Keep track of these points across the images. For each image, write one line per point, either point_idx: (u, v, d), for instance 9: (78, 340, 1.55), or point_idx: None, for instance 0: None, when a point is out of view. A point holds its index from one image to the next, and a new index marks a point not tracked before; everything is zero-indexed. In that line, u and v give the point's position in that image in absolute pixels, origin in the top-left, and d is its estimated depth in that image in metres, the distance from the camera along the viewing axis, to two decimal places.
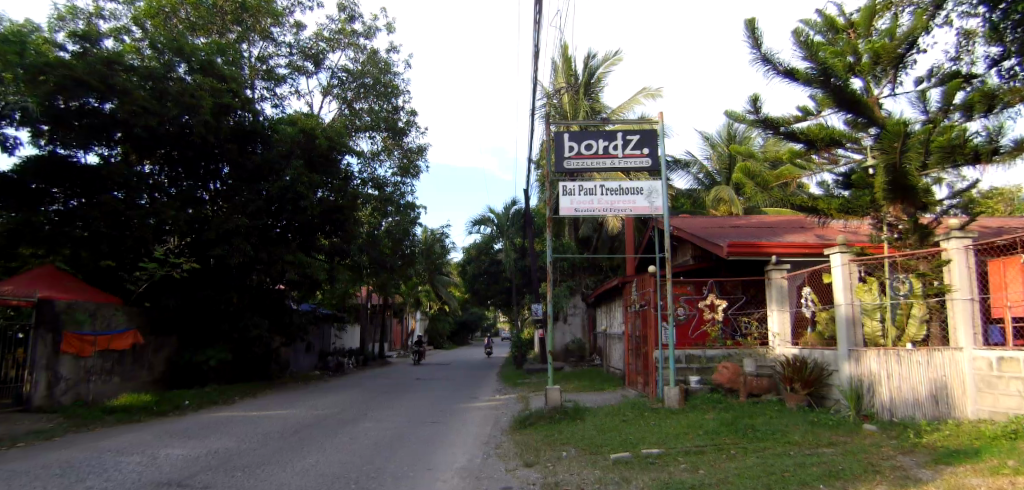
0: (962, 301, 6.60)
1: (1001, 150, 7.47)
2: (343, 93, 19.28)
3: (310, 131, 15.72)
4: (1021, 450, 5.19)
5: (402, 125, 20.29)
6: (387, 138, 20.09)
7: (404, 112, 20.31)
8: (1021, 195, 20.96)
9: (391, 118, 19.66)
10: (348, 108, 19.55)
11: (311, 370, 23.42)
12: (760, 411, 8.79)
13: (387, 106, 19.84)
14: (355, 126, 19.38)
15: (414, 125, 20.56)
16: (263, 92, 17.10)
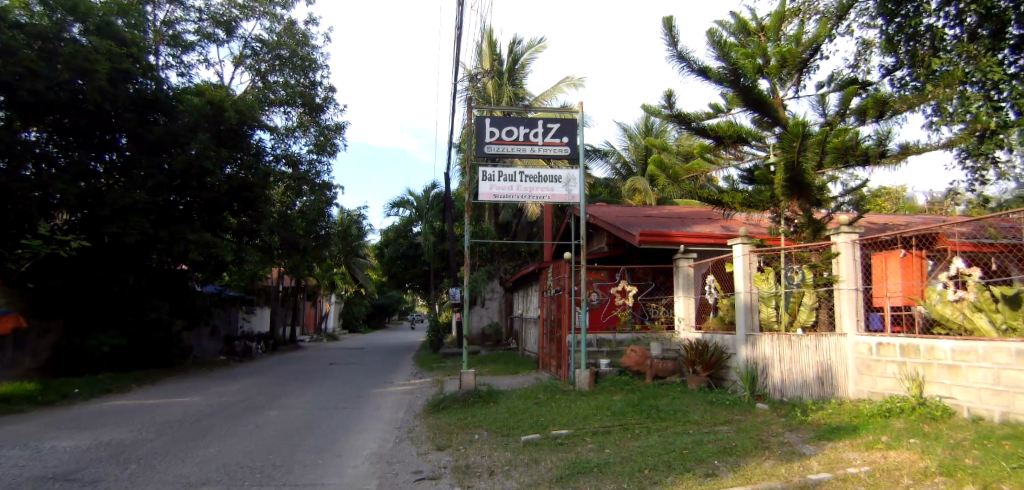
0: (848, 292, 7.24)
1: (888, 154, 8.37)
2: (256, 65, 18.16)
3: (218, 103, 14.54)
4: (894, 427, 5.76)
5: (319, 101, 19.32)
6: (302, 113, 19.08)
7: (321, 88, 19.33)
8: (903, 195, 23.15)
9: (307, 94, 18.66)
10: (260, 80, 18.38)
11: (216, 356, 22.01)
12: (663, 392, 9.22)
13: (304, 80, 18.81)
14: (268, 100, 18.21)
15: (332, 102, 19.62)
16: (167, 60, 15.67)
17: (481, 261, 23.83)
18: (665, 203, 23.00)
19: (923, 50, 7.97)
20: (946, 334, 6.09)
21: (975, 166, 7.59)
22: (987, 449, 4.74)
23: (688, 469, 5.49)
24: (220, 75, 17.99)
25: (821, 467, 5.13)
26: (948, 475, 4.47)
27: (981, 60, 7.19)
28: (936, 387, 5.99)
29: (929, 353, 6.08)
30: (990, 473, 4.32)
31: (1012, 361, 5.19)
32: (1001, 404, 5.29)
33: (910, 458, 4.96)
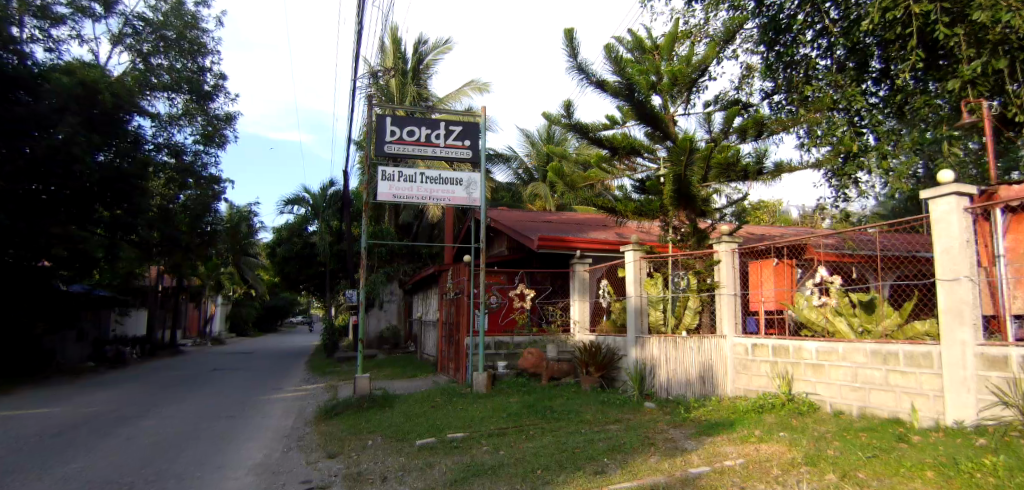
0: (728, 296, 7.77)
1: (765, 172, 9.16)
2: (137, 45, 16.49)
3: (92, 84, 13.03)
4: (766, 421, 6.24)
5: (208, 88, 17.88)
6: (188, 100, 17.53)
7: (211, 75, 17.88)
8: (778, 209, 25.40)
9: (195, 80, 17.19)
10: (142, 62, 16.66)
11: (85, 362, 19.56)
12: (557, 393, 9.41)
13: (192, 65, 17.33)
14: (150, 84, 16.41)
15: (223, 90, 18.22)
16: (32, 33, 13.77)
17: (380, 263, 23.15)
18: (565, 209, 23.61)
19: (798, 77, 8.72)
20: (811, 336, 6.73)
21: (838, 186, 8.42)
22: (844, 440, 5.27)
23: (579, 467, 5.64)
24: (94, 54, 16.16)
25: (701, 461, 5.46)
26: (811, 465, 4.92)
27: (846, 89, 7.91)
28: (803, 385, 6.59)
29: (798, 353, 6.68)
30: (847, 462, 4.81)
31: (868, 360, 5.83)
32: (858, 399, 5.92)
33: (779, 450, 5.41)
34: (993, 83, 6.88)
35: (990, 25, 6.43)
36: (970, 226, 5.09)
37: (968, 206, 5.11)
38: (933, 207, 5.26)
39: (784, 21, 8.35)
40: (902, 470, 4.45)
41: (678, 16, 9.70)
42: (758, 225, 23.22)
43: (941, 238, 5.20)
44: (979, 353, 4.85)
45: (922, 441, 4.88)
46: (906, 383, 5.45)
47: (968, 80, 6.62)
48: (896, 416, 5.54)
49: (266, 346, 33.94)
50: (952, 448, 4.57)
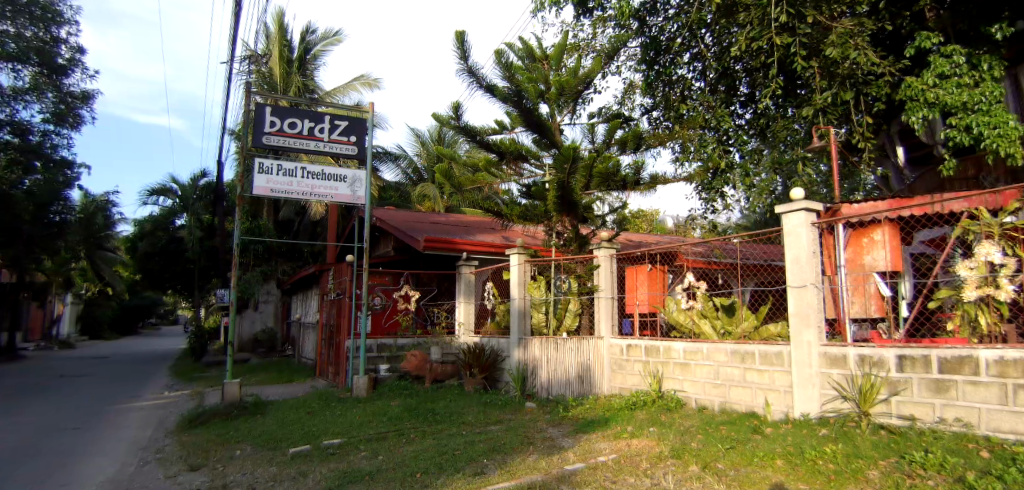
0: (605, 300, 8.05)
1: (642, 183, 9.76)
2: None
3: None
4: (637, 418, 6.60)
5: (62, 61, 15.75)
6: (37, 74, 15.25)
7: (66, 47, 15.78)
8: (655, 218, 27.09)
9: (47, 51, 15.01)
10: None
11: None
12: (439, 396, 9.30)
13: (43, 34, 15.09)
14: None
15: (79, 65, 16.14)
16: None
17: (255, 261, 21.63)
18: (454, 210, 23.54)
19: (674, 96, 9.32)
20: (679, 337, 7.22)
21: (706, 198, 9.12)
22: (706, 433, 5.71)
23: (458, 469, 5.62)
24: None
25: (576, 457, 5.66)
26: (677, 457, 5.27)
27: (715, 110, 8.57)
28: (671, 383, 7.04)
29: (667, 353, 7.14)
30: (708, 454, 5.21)
31: (728, 359, 6.37)
32: (719, 395, 6.44)
33: (647, 444, 5.75)
34: (839, 114, 7.73)
35: (840, 61, 7.19)
36: (816, 238, 5.73)
37: (814, 221, 5.73)
38: (786, 220, 5.84)
39: (664, 43, 8.90)
40: (755, 459, 4.92)
41: (567, 28, 9.97)
42: (635, 232, 24.67)
43: (792, 248, 5.80)
44: (822, 352, 5.50)
45: (773, 432, 5.41)
46: (761, 380, 6.01)
47: (820, 108, 7.40)
48: (752, 410, 6.09)
49: (129, 349, 31.38)
50: (798, 438, 5.13)
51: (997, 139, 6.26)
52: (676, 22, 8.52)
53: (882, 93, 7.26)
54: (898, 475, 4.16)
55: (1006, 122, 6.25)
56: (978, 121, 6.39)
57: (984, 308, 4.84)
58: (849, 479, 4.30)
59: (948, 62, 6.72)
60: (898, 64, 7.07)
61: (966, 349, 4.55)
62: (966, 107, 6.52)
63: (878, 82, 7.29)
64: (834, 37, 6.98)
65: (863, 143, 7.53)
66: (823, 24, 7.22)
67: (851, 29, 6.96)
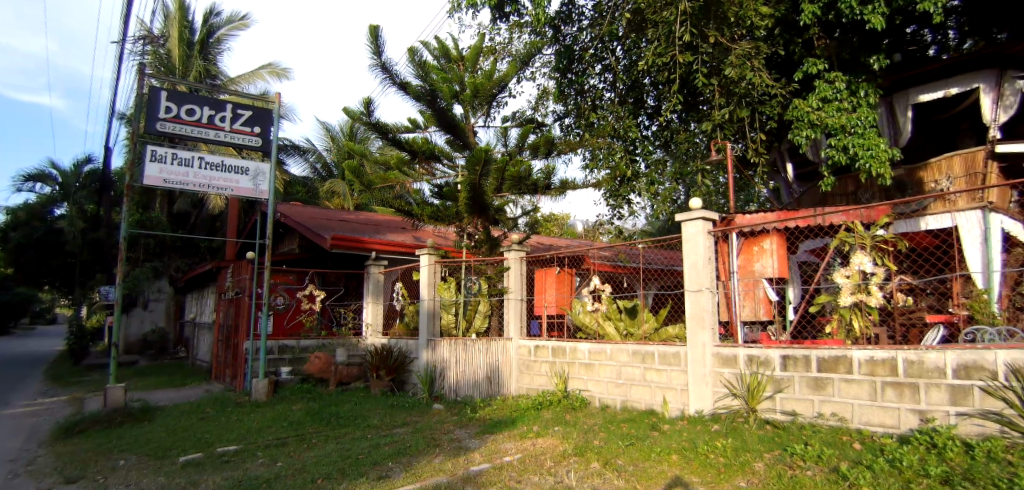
0: (515, 301, 8.12)
1: (553, 187, 9.97)
2: None
3: None
4: (542, 417, 6.73)
5: None
6: None
7: None
8: (566, 222, 27.78)
9: None
10: None
11: None
12: (344, 399, 9.01)
13: None
14: None
15: None
16: None
17: (145, 256, 19.99)
18: (364, 208, 22.92)
19: (585, 104, 9.58)
20: (584, 338, 7.43)
21: (613, 205, 9.44)
22: (608, 431, 5.92)
23: (361, 474, 5.46)
24: None
25: (481, 458, 5.68)
26: (579, 455, 5.43)
27: (623, 121, 8.89)
28: (576, 383, 7.24)
29: (573, 354, 7.32)
30: (609, 451, 5.40)
31: (629, 359, 6.64)
32: (621, 394, 6.69)
33: (552, 443, 5.87)
34: (736, 130, 8.24)
35: (738, 81, 7.67)
36: (711, 246, 6.05)
37: (711, 229, 6.05)
38: (685, 227, 6.12)
39: (578, 52, 9.08)
40: (652, 455, 5.16)
41: (483, 31, 9.99)
42: (546, 235, 25.19)
43: (689, 254, 6.10)
44: (715, 353, 5.87)
45: (670, 429, 5.70)
46: (660, 379, 6.30)
47: (718, 123, 7.92)
48: (650, 408, 6.37)
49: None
50: (693, 434, 5.44)
51: (871, 160, 6.92)
52: (589, 33, 8.82)
53: (775, 112, 7.73)
54: (781, 466, 4.52)
55: (878, 145, 6.93)
56: (855, 142, 7.02)
57: (856, 312, 5.34)
58: (737, 471, 4.61)
59: (831, 87, 7.33)
60: (789, 86, 7.61)
61: (841, 350, 5.03)
62: (844, 129, 7.15)
63: (771, 102, 7.78)
64: (734, 57, 7.46)
65: (755, 158, 8.10)
66: (723, 45, 7.70)
67: (749, 52, 7.45)
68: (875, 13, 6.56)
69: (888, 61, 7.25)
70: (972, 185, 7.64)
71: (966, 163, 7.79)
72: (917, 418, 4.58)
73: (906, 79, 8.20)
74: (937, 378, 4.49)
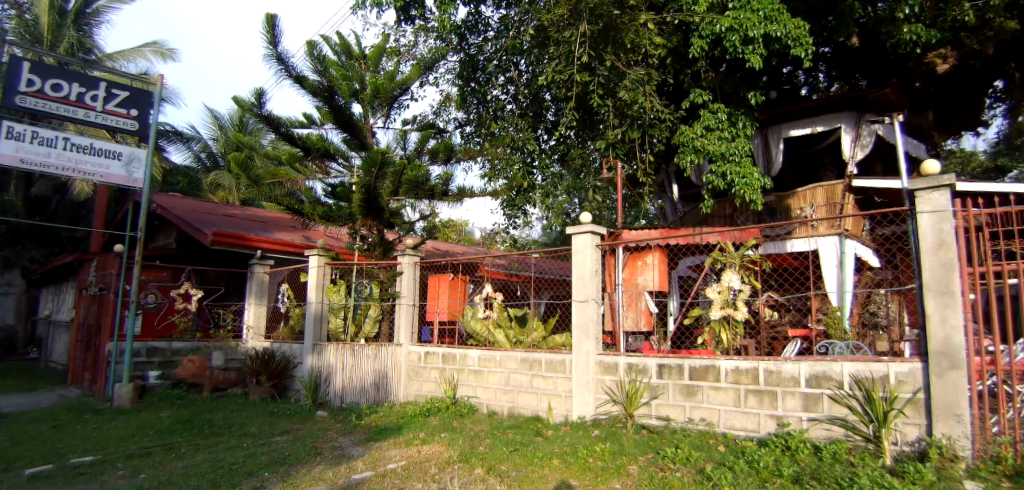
0: (405, 306, 8.01)
1: (449, 194, 9.97)
2: None
3: None
4: (429, 424, 6.67)
5: None
6: None
7: None
8: (464, 228, 27.95)
9: None
10: None
11: None
12: (218, 406, 8.43)
13: None
14: None
15: None
16: None
17: None
18: (252, 204, 21.69)
19: (486, 114, 9.69)
20: (474, 345, 7.45)
21: (509, 214, 9.69)
22: (494, 437, 5.97)
23: (234, 485, 5.14)
24: None
25: (364, 466, 5.54)
26: (463, 461, 5.43)
27: (522, 133, 9.10)
28: (465, 389, 7.25)
29: (462, 360, 7.32)
30: (494, 457, 5.45)
31: (518, 366, 6.75)
32: (508, 401, 6.78)
33: (436, 450, 5.83)
34: (627, 150, 8.64)
35: (631, 104, 8.07)
36: (598, 259, 6.31)
37: (599, 243, 6.29)
38: (574, 240, 6.33)
39: (481, 62, 9.29)
40: (535, 460, 5.27)
41: (386, 32, 9.83)
42: (442, 241, 25.21)
43: (577, 266, 6.31)
44: (598, 360, 6.12)
45: (553, 434, 5.86)
46: (546, 386, 6.47)
47: (611, 143, 8.30)
48: (536, 414, 6.52)
49: None
50: (574, 439, 5.62)
51: (745, 187, 7.56)
52: (493, 45, 8.98)
53: (663, 136, 8.21)
54: (652, 469, 4.78)
55: (751, 174, 7.56)
56: (732, 170, 7.62)
57: (725, 326, 5.75)
58: (613, 473, 4.82)
59: (714, 117, 7.88)
60: (677, 113, 8.17)
61: (711, 360, 5.42)
62: (724, 156, 7.73)
63: (661, 126, 8.25)
64: (628, 82, 7.86)
65: (644, 178, 8.54)
66: (618, 69, 8.04)
67: (641, 78, 7.89)
68: (755, 53, 7.17)
69: (764, 98, 7.95)
70: (832, 213, 8.48)
71: (827, 195, 8.64)
72: (774, 423, 5.02)
73: (779, 114, 8.98)
74: (792, 386, 4.96)
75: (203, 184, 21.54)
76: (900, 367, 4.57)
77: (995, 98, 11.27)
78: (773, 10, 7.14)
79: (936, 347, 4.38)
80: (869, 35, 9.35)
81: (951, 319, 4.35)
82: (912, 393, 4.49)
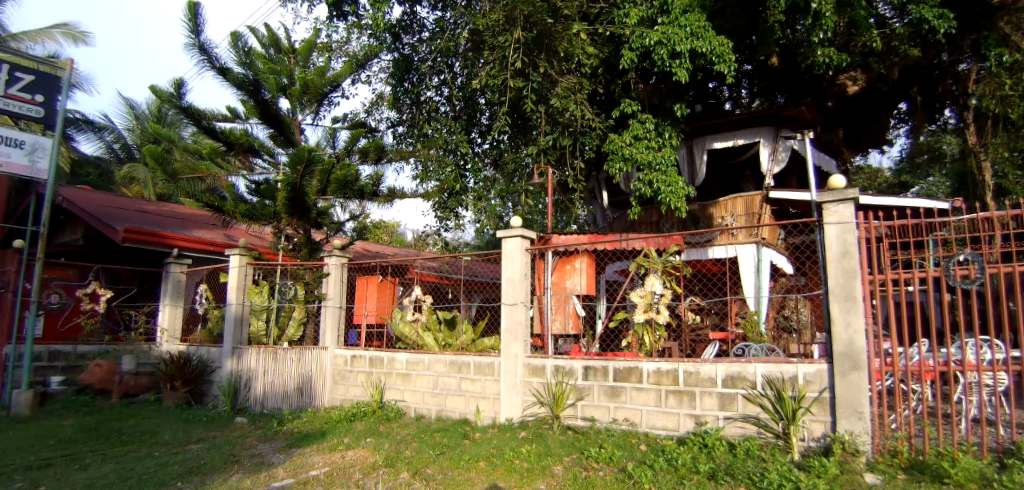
0: (332, 309, 7.82)
1: (380, 194, 9.83)
2: None
3: None
4: (354, 429, 6.54)
5: None
6: None
7: None
8: (395, 229, 27.64)
9: None
10: None
11: None
12: (128, 413, 7.93)
13: None
14: None
15: None
16: None
17: None
18: (170, 199, 20.59)
19: (420, 115, 9.59)
20: (403, 348, 7.36)
21: (440, 216, 9.65)
22: (421, 441, 5.92)
23: None
24: None
25: (284, 474, 5.37)
26: (389, 466, 5.35)
27: (455, 136, 9.10)
28: (393, 393, 7.15)
29: (390, 364, 7.22)
30: (420, 460, 5.40)
31: (446, 369, 6.73)
32: (436, 404, 6.75)
33: (362, 455, 5.72)
34: (559, 156, 8.79)
35: (563, 111, 8.21)
36: (527, 263, 6.37)
37: (528, 247, 6.35)
38: (504, 243, 6.37)
39: (415, 62, 9.27)
40: (462, 463, 5.26)
41: (318, 27, 9.59)
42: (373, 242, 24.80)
43: (507, 269, 6.36)
44: (526, 363, 6.20)
45: (480, 437, 5.87)
46: (473, 389, 6.48)
47: (542, 148, 8.42)
48: (464, 417, 6.51)
49: None
50: (501, 441, 5.65)
51: (670, 195, 7.84)
52: (427, 46, 8.95)
53: (594, 143, 8.41)
54: (577, 468, 4.87)
55: (676, 183, 7.84)
56: (658, 178, 7.88)
57: (648, 329, 5.93)
58: (538, 474, 4.88)
59: (642, 127, 8.15)
60: (607, 122, 8.39)
61: (634, 361, 5.58)
62: (651, 165, 7.99)
63: (592, 134, 8.44)
64: (561, 89, 7.99)
65: (575, 184, 8.70)
66: (552, 76, 8.17)
67: (573, 86, 8.02)
68: (681, 67, 7.46)
69: (689, 111, 8.22)
70: (750, 222, 8.93)
71: (747, 205, 9.09)
72: (692, 422, 5.22)
73: (703, 127, 9.38)
74: (709, 386, 5.17)
75: (116, 176, 20.26)
76: (807, 368, 4.86)
77: (898, 119, 12.18)
78: (699, 27, 7.43)
79: (841, 348, 4.69)
80: (787, 55, 9.92)
81: (854, 323, 4.66)
82: (818, 392, 4.79)
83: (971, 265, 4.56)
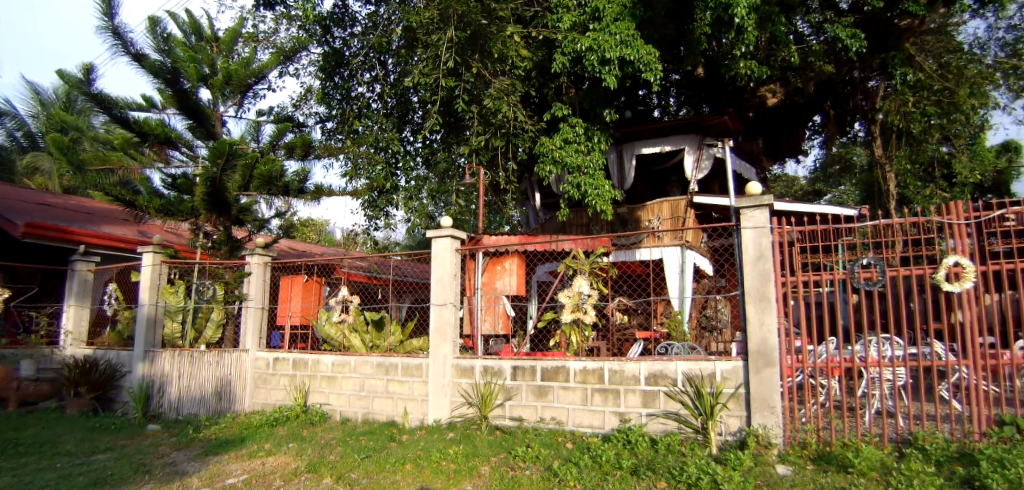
0: (253, 309, 7.54)
1: (307, 191, 9.56)
2: None
3: None
4: (276, 434, 6.32)
5: None
6: None
7: None
8: (324, 228, 26.94)
9: None
10: None
11: None
12: (26, 423, 7.34)
13: None
14: None
15: None
16: None
17: None
18: (77, 192, 19.23)
19: (350, 111, 9.36)
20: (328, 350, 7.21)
21: (370, 215, 9.49)
22: (345, 445, 5.79)
23: None
24: None
25: (199, 483, 5.13)
26: (312, 472, 5.21)
27: (386, 133, 8.97)
28: (317, 396, 6.97)
29: (314, 366, 7.04)
30: (344, 465, 5.28)
31: (373, 371, 6.62)
32: (362, 406, 6.62)
33: (283, 461, 5.54)
34: (491, 158, 8.82)
35: (496, 112, 8.24)
36: (457, 263, 6.37)
37: (458, 247, 6.35)
38: (434, 243, 6.34)
39: (346, 57, 9.08)
40: (388, 466, 5.19)
41: (243, 16, 9.24)
42: (301, 240, 24.08)
43: (436, 269, 6.33)
44: (455, 363, 6.18)
45: (407, 439, 5.80)
46: (401, 391, 6.41)
47: (475, 149, 8.43)
48: (391, 419, 6.42)
49: None
50: (428, 442, 5.61)
51: (597, 198, 8.01)
52: (359, 41, 8.79)
53: (526, 146, 8.49)
54: (503, 468, 4.90)
55: (603, 186, 8.04)
56: (586, 182, 8.05)
57: (575, 328, 6.05)
58: (465, 475, 4.88)
59: (572, 131, 8.31)
60: (539, 124, 8.49)
61: (562, 361, 5.67)
62: (580, 168, 8.16)
63: (524, 136, 8.51)
64: (493, 90, 8.02)
65: (507, 185, 8.76)
66: (485, 77, 8.19)
67: (506, 88, 8.07)
68: (610, 74, 7.66)
69: (617, 117, 8.44)
70: (675, 225, 9.26)
71: (672, 209, 9.41)
72: (617, 419, 5.36)
73: (632, 132, 9.66)
74: (633, 384, 5.33)
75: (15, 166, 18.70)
76: (724, 365, 5.08)
77: (813, 130, 12.95)
78: (629, 35, 7.64)
79: (755, 347, 4.93)
80: (712, 66, 10.36)
81: (767, 322, 4.92)
82: (734, 388, 5.01)
83: (874, 268, 4.87)
